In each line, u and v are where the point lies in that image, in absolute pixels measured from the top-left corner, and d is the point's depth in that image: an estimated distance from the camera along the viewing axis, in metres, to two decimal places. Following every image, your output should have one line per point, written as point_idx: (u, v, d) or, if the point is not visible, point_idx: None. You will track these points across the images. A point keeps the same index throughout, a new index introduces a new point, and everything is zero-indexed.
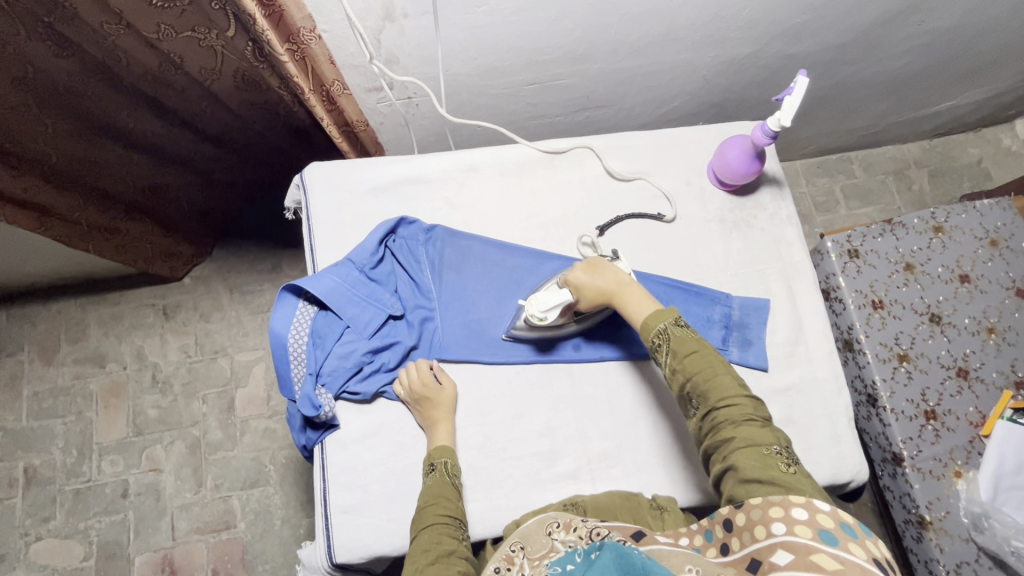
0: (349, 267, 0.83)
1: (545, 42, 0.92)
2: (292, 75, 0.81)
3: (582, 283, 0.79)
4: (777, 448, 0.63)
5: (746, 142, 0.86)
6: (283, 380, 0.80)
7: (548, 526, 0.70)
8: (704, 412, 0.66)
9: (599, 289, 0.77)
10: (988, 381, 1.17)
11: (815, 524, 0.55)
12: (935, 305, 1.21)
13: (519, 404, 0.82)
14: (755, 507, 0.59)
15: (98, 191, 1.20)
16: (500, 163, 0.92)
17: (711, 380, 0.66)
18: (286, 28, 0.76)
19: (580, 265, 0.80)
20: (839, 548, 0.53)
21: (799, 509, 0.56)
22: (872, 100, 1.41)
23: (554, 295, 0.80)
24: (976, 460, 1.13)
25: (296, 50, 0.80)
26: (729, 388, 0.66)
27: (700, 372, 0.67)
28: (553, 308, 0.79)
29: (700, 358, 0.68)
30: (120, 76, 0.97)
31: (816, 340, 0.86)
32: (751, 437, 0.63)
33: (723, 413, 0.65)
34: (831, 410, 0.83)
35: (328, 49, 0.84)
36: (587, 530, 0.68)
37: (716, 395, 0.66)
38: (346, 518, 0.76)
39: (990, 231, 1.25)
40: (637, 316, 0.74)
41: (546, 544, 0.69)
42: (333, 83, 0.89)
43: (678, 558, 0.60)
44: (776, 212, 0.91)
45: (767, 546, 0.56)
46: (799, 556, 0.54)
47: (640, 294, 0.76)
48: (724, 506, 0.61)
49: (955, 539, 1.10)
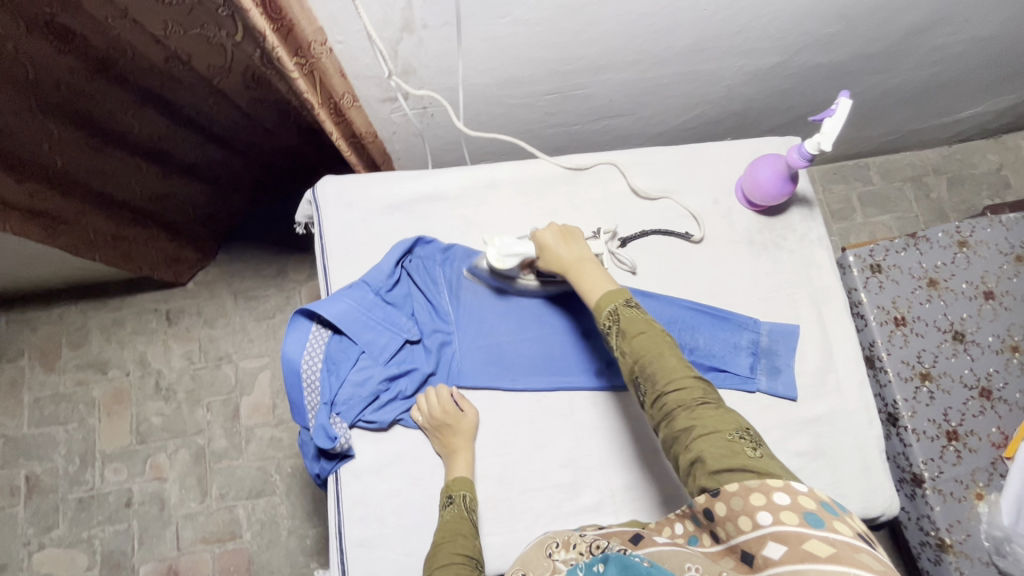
0: (364, 289, 0.80)
1: (568, 53, 0.88)
2: (302, 91, 0.76)
3: (548, 245, 0.77)
4: (738, 432, 0.57)
5: (779, 163, 0.82)
6: (296, 409, 0.77)
7: (547, 548, 0.65)
8: (654, 398, 0.62)
9: (561, 256, 0.75)
10: (1011, 401, 1.15)
11: (799, 508, 0.51)
12: (958, 322, 1.18)
13: (540, 434, 0.80)
14: (734, 495, 0.53)
15: (105, 198, 1.15)
16: (520, 179, 0.88)
17: (658, 363, 0.63)
18: (295, 42, 0.71)
19: (554, 228, 0.78)
20: (827, 530, 0.49)
21: (780, 494, 0.52)
22: (896, 107, 1.37)
23: (518, 244, 0.80)
24: (999, 482, 1.10)
25: (306, 65, 0.75)
26: (678, 370, 0.62)
27: (647, 354, 0.63)
28: (516, 255, 0.79)
29: (648, 339, 0.64)
30: (122, 71, 0.92)
31: (846, 368, 0.83)
32: (709, 423, 0.58)
33: (673, 397, 0.60)
34: (861, 441, 0.81)
35: (338, 61, 0.80)
36: (587, 546, 0.64)
37: (663, 379, 0.62)
38: (362, 552, 0.74)
39: (1015, 246, 1.22)
40: (591, 292, 0.71)
41: (547, 566, 0.63)
42: (343, 96, 0.85)
43: (677, 557, 0.56)
44: (806, 234, 0.88)
45: (756, 539, 0.51)
46: (792, 547, 0.49)
47: (598, 270, 0.73)
48: (701, 496, 0.55)
49: (976, 562, 1.08)
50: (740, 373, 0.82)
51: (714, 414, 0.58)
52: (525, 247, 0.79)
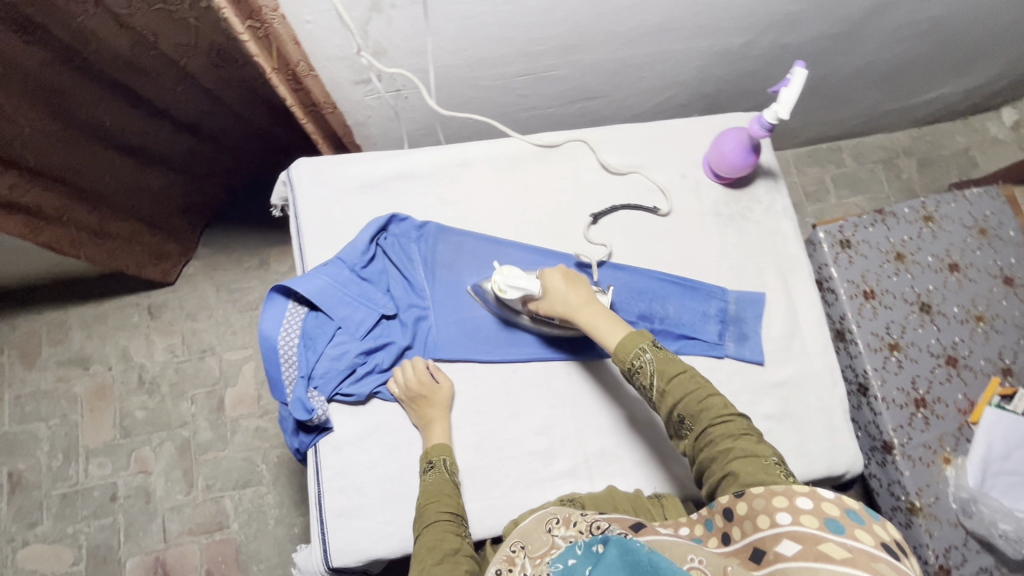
0: (339, 266, 0.82)
1: (537, 33, 0.90)
2: (251, 53, 0.76)
3: (559, 290, 0.77)
4: (774, 457, 0.64)
5: (741, 135, 0.85)
6: (275, 383, 0.79)
7: (547, 523, 0.68)
8: (698, 431, 0.66)
9: (569, 299, 0.76)
10: (976, 368, 1.18)
11: (821, 513, 0.55)
12: (925, 294, 1.22)
13: (515, 403, 0.82)
14: (757, 496, 0.58)
15: (83, 190, 1.14)
16: (492, 157, 0.90)
17: (703, 401, 0.66)
18: (246, 6, 0.71)
19: (562, 271, 0.79)
20: (846, 537, 0.53)
21: (803, 499, 0.56)
22: (863, 89, 1.40)
23: (525, 278, 0.78)
24: (964, 447, 1.15)
25: (258, 28, 0.75)
26: (722, 407, 0.66)
27: (691, 392, 0.67)
28: (519, 288, 0.78)
29: (690, 376, 0.67)
30: (89, 62, 0.92)
31: (811, 333, 0.86)
32: (748, 449, 0.63)
33: (718, 430, 0.65)
34: (826, 402, 0.84)
35: (291, 28, 0.78)
36: (587, 525, 0.66)
37: (710, 413, 0.66)
38: (342, 521, 0.75)
39: (979, 220, 1.26)
40: (609, 331, 0.72)
41: (546, 541, 0.66)
42: (298, 64, 0.84)
43: (680, 549, 0.58)
44: (771, 206, 0.91)
45: (771, 536, 0.55)
46: (806, 546, 0.53)
47: (608, 316, 0.74)
48: (725, 496, 0.61)
49: (945, 524, 1.11)
50: (708, 340, 0.84)
51: (755, 444, 0.64)
52: (530, 284, 0.78)
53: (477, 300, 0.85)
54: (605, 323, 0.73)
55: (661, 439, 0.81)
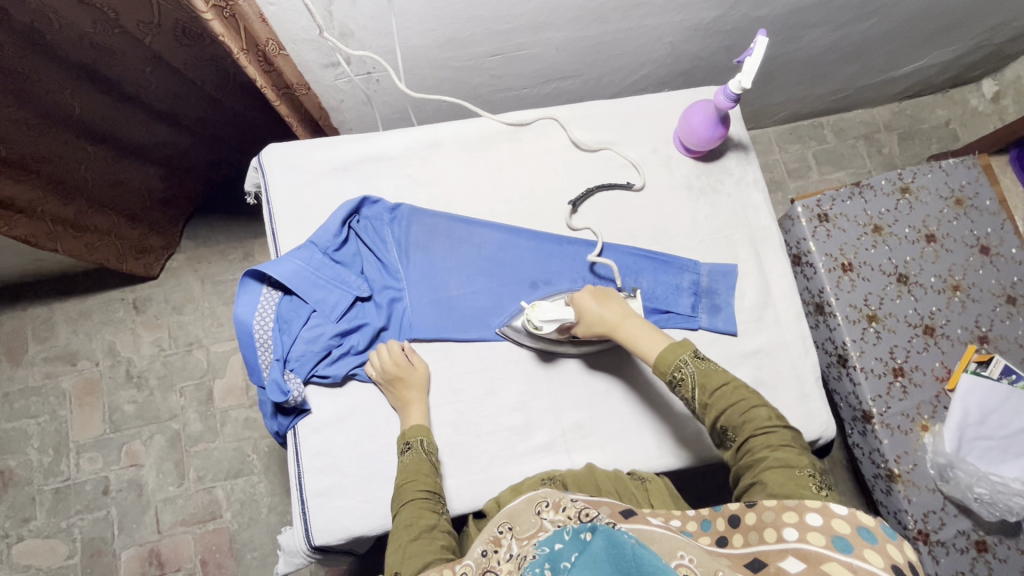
0: (312, 250, 0.82)
1: (505, 11, 0.89)
2: (217, 34, 0.74)
3: (587, 308, 0.79)
4: (810, 470, 0.65)
5: (710, 108, 0.85)
6: (251, 367, 0.80)
7: (537, 505, 0.66)
8: (740, 442, 0.68)
9: (607, 318, 0.77)
10: (953, 337, 1.20)
11: (829, 530, 0.56)
12: (902, 266, 1.23)
13: (492, 380, 0.82)
14: (768, 509, 0.60)
15: (56, 181, 1.14)
16: (464, 137, 0.90)
17: (745, 413, 0.68)
18: None
19: (590, 290, 0.80)
20: (853, 556, 0.54)
21: (813, 515, 0.58)
22: (841, 62, 1.40)
23: (556, 308, 0.79)
24: (942, 414, 1.16)
25: (224, 8, 0.73)
26: (765, 419, 0.68)
27: (733, 406, 0.69)
28: (552, 321, 0.79)
29: (733, 389, 0.70)
30: (53, 45, 0.91)
31: (784, 304, 0.87)
32: (785, 461, 0.65)
33: (758, 440, 0.67)
34: (799, 370, 0.85)
35: (257, 6, 0.77)
36: (576, 511, 0.64)
37: (752, 424, 0.68)
38: (322, 501, 0.76)
39: (955, 191, 1.27)
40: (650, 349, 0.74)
41: (535, 523, 0.64)
42: (267, 43, 0.82)
43: (670, 543, 0.57)
44: (742, 177, 0.92)
45: (776, 550, 0.57)
46: (810, 564, 0.55)
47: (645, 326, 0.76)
48: (734, 503, 0.63)
49: (922, 489, 1.13)
50: (682, 312, 0.85)
51: (793, 456, 0.65)
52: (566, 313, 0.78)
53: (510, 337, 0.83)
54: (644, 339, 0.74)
55: (636, 411, 0.83)
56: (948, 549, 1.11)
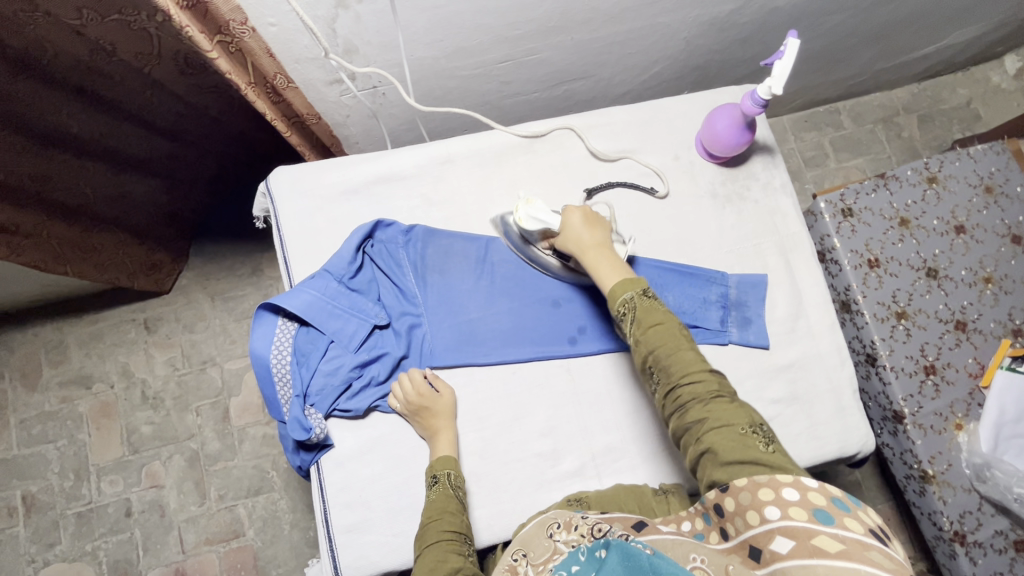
0: (327, 279, 0.79)
1: (514, 17, 0.85)
2: (224, 71, 0.73)
3: (572, 222, 0.75)
4: (752, 427, 0.58)
5: (734, 112, 0.81)
6: (270, 403, 0.77)
7: (549, 528, 0.66)
8: (668, 389, 0.62)
9: (583, 238, 0.73)
10: (986, 331, 1.16)
11: (808, 504, 0.52)
12: (931, 259, 1.19)
13: (518, 406, 0.80)
14: (742, 490, 0.55)
15: (59, 205, 1.10)
16: (476, 153, 0.87)
17: (673, 355, 0.62)
18: (213, 21, 0.68)
19: (582, 210, 0.76)
20: (837, 527, 0.50)
21: (789, 490, 0.53)
22: (860, 46, 1.35)
23: (547, 212, 0.79)
24: (976, 412, 1.13)
25: (229, 43, 0.72)
26: (695, 362, 0.62)
27: (663, 346, 0.63)
28: (537, 220, 0.79)
29: (665, 328, 0.63)
30: (51, 71, 0.87)
31: (817, 313, 0.84)
32: (724, 417, 0.59)
33: (688, 390, 0.60)
34: (835, 382, 0.82)
35: (262, 39, 0.75)
36: (589, 527, 0.64)
37: (680, 370, 0.61)
38: (350, 537, 0.74)
39: (984, 178, 1.23)
40: (609, 276, 0.70)
41: (549, 547, 0.64)
42: (275, 77, 0.81)
43: (682, 548, 0.59)
44: (769, 182, 0.88)
45: (763, 533, 0.53)
46: (800, 542, 0.51)
47: (611, 261, 0.71)
48: (709, 491, 0.57)
49: (958, 490, 1.10)
50: (711, 327, 0.82)
51: (729, 409, 0.59)
52: (550, 218, 0.78)
53: (499, 232, 0.85)
54: (605, 266, 0.70)
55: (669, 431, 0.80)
56: (986, 550, 1.08)
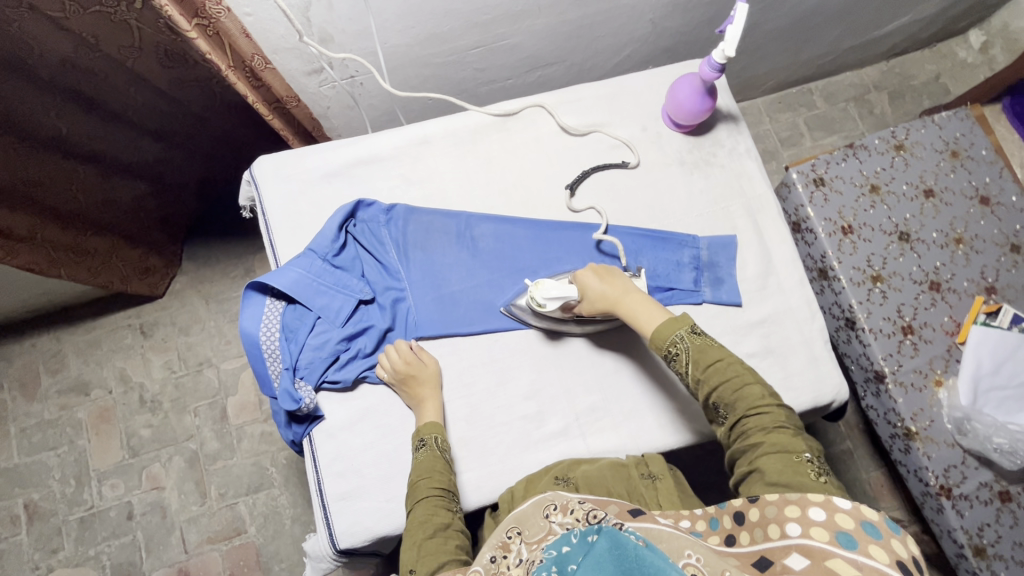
0: (312, 257, 0.82)
1: (481, 2, 0.89)
2: (203, 52, 0.77)
3: (588, 283, 0.79)
4: (807, 456, 0.62)
5: (695, 80, 0.85)
6: (262, 380, 0.80)
7: (545, 509, 0.65)
8: (732, 421, 0.67)
9: (608, 295, 0.77)
10: (960, 291, 1.19)
11: (832, 526, 0.54)
12: (902, 223, 1.22)
13: (502, 371, 0.83)
14: (770, 504, 0.58)
15: (50, 209, 1.13)
16: (452, 133, 0.90)
17: (738, 391, 0.67)
18: (190, 4, 0.72)
19: (592, 269, 0.80)
20: (857, 553, 0.52)
21: (816, 509, 0.56)
22: (824, 25, 1.39)
23: (559, 286, 0.80)
24: (955, 367, 1.16)
25: (207, 25, 0.76)
26: (761, 398, 0.66)
27: (727, 383, 0.67)
28: (556, 298, 0.79)
29: (728, 366, 0.68)
30: (37, 70, 0.90)
31: (785, 270, 0.87)
32: (781, 444, 0.63)
33: (751, 420, 0.65)
34: (807, 334, 0.85)
35: (238, 21, 0.79)
36: (585, 513, 0.62)
37: (746, 403, 0.66)
38: (344, 505, 0.76)
39: (950, 143, 1.26)
40: (650, 324, 0.73)
41: (543, 527, 0.63)
42: (252, 58, 0.84)
43: (677, 542, 0.55)
44: (734, 147, 0.92)
45: (781, 547, 0.55)
46: (815, 561, 0.52)
47: (647, 305, 0.75)
48: (738, 499, 0.61)
49: (941, 445, 1.13)
50: (685, 288, 0.85)
51: (788, 438, 0.63)
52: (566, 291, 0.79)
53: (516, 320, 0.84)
54: (644, 313, 0.74)
55: (651, 391, 0.83)
56: (972, 502, 1.11)
